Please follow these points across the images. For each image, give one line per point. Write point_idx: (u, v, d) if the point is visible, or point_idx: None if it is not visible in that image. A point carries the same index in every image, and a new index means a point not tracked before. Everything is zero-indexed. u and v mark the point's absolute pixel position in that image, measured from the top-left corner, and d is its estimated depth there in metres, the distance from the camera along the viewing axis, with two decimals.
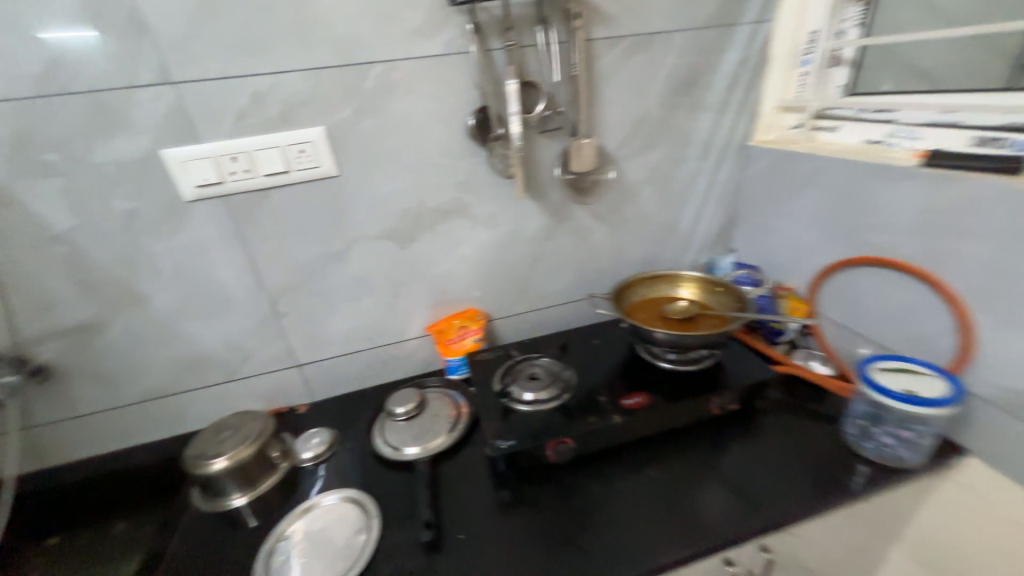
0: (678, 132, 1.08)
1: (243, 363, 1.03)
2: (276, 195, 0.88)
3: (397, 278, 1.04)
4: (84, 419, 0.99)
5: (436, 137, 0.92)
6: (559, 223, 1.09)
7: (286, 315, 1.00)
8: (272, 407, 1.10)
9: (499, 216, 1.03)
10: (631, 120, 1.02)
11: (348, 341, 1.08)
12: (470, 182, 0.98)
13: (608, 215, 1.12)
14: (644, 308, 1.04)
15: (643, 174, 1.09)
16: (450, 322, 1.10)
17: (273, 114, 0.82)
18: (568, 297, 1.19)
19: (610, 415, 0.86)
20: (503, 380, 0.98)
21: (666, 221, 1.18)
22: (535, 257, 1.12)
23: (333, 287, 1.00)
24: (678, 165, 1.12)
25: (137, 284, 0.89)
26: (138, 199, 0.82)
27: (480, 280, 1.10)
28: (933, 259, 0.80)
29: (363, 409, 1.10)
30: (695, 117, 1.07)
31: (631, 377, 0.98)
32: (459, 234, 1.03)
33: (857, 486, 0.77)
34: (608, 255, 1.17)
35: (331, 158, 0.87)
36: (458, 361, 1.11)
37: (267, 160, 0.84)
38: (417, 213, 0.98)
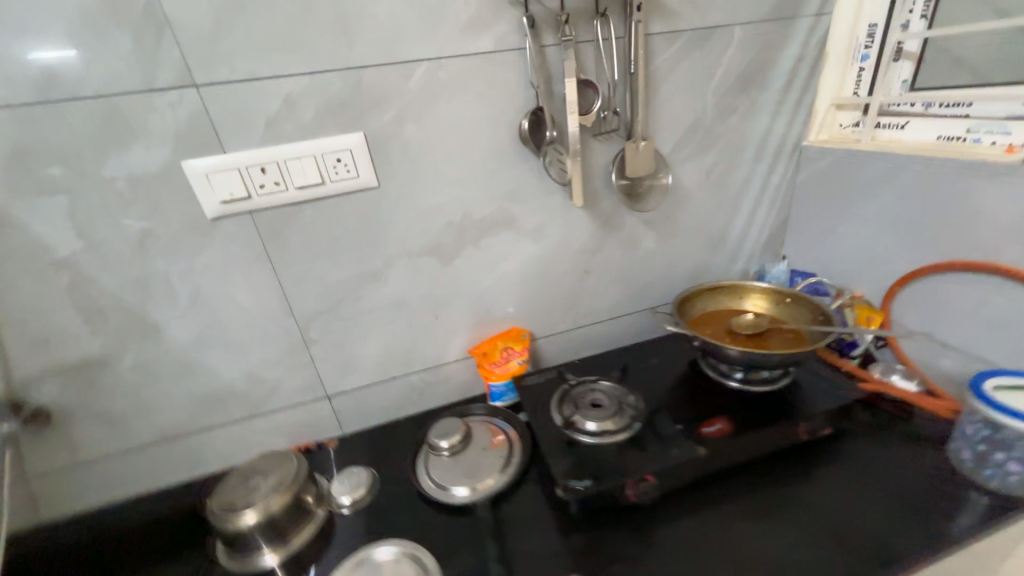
0: (734, 133, 1.01)
1: (268, 396, 0.92)
2: (311, 211, 0.79)
3: (437, 297, 0.95)
4: (86, 469, 0.86)
5: (484, 143, 0.84)
6: (609, 232, 1.01)
7: (318, 342, 0.90)
8: (298, 445, 1.00)
9: (547, 227, 0.95)
10: (687, 121, 0.95)
11: (383, 367, 0.98)
12: (518, 191, 0.90)
13: (660, 223, 1.04)
14: (706, 324, 0.96)
15: (697, 179, 1.02)
16: (494, 344, 1.01)
17: (309, 119, 0.73)
18: (615, 312, 1.11)
19: (691, 446, 0.77)
20: (561, 408, 0.89)
21: (717, 228, 1.11)
22: (582, 270, 1.04)
23: (369, 310, 0.91)
24: (732, 168, 1.04)
25: (151, 314, 0.78)
26: (155, 218, 0.72)
27: (525, 297, 1.02)
28: None
29: (401, 443, 1.00)
30: (751, 116, 1.01)
31: (701, 401, 0.89)
32: (505, 247, 0.95)
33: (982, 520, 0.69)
34: (657, 265, 1.10)
35: (370, 167, 0.79)
36: (503, 386, 1.01)
37: (300, 171, 0.75)
38: (462, 226, 0.90)
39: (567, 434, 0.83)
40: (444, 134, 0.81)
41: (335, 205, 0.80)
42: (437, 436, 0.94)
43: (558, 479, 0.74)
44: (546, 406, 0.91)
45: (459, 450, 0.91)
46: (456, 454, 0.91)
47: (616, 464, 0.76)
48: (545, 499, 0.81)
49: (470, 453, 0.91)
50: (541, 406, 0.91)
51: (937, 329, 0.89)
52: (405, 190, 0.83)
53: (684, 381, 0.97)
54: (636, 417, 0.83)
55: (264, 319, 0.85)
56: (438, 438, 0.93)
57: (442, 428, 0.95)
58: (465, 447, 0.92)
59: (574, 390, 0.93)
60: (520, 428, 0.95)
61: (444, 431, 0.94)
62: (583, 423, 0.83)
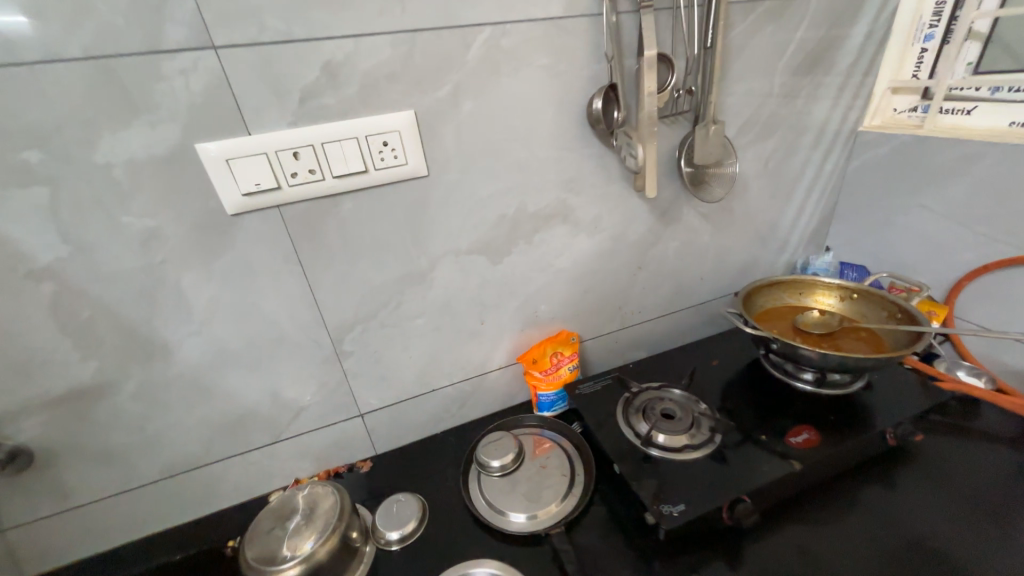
0: (796, 118, 0.94)
1: (295, 417, 0.81)
2: (351, 204, 0.67)
3: (484, 300, 0.85)
4: (81, 512, 0.73)
5: (545, 125, 0.74)
6: (666, 226, 0.93)
7: (352, 354, 0.79)
8: (327, 468, 0.89)
9: (604, 220, 0.86)
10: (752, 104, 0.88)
11: (422, 379, 0.88)
12: (577, 180, 0.81)
13: (716, 215, 0.97)
14: (771, 323, 0.91)
15: (757, 167, 0.95)
16: (543, 350, 0.92)
17: (352, 95, 0.61)
18: (664, 310, 1.04)
19: (785, 459, 0.71)
20: (629, 420, 0.82)
21: (769, 220, 1.05)
22: (635, 267, 0.95)
23: (410, 316, 0.80)
24: (791, 155, 0.98)
25: (158, 331, 0.65)
26: (162, 216, 0.59)
27: (575, 297, 0.93)
28: None
29: (443, 462, 0.90)
30: (814, 99, 0.94)
31: (774, 406, 0.84)
32: (559, 243, 0.85)
33: None
34: (709, 260, 1.03)
35: (419, 152, 0.67)
36: (552, 396, 0.93)
37: (340, 156, 0.63)
38: (515, 221, 0.80)
39: (642, 449, 0.76)
40: (503, 114, 0.71)
41: (379, 197, 0.68)
42: (484, 451, 0.84)
43: (649, 504, 0.67)
44: (611, 418, 0.83)
45: (512, 468, 0.82)
46: (509, 472, 0.82)
47: (708, 483, 0.68)
48: (620, 520, 0.74)
49: (526, 471, 0.82)
50: (605, 418, 0.83)
51: (1007, 325, 0.87)
52: (458, 180, 0.72)
53: (748, 384, 0.91)
54: (716, 428, 0.77)
55: (293, 331, 0.73)
56: (486, 453, 0.84)
57: (491, 443, 0.85)
58: (518, 465, 0.83)
59: (638, 398, 0.86)
60: (579, 442, 0.87)
61: (495, 447, 0.84)
62: (661, 436, 0.76)
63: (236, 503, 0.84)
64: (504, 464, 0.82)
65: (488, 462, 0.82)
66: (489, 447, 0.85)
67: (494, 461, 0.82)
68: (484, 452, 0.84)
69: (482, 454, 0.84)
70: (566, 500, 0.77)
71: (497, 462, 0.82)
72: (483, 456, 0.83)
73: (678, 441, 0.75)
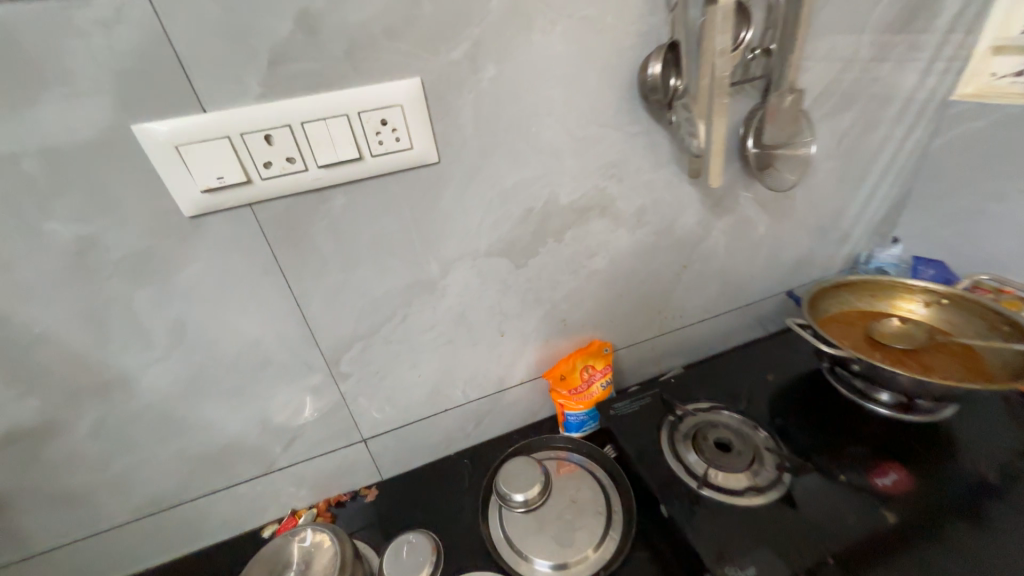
0: (880, 85, 0.78)
1: (287, 446, 0.70)
2: (343, 200, 0.54)
3: (506, 309, 0.72)
4: (45, 559, 0.64)
5: (584, 97, 0.59)
6: (719, 217, 0.78)
7: (351, 375, 0.67)
8: (327, 497, 0.78)
9: (648, 213, 0.72)
10: (831, 68, 0.72)
11: (434, 398, 0.76)
12: (619, 165, 0.66)
13: (775, 203, 0.82)
14: (840, 333, 0.78)
15: (829, 145, 0.80)
16: (573, 364, 0.79)
17: (339, 57, 0.47)
18: (707, 313, 0.91)
19: (874, 511, 0.59)
20: (676, 450, 0.69)
21: (835, 209, 0.90)
22: (680, 265, 0.81)
23: (419, 330, 0.68)
24: (869, 131, 0.82)
25: (112, 360, 0.53)
26: (99, 221, 0.46)
27: (610, 302, 0.80)
28: None
29: (458, 490, 0.79)
30: (904, 62, 0.77)
31: (847, 432, 0.71)
32: (594, 242, 0.71)
33: None
34: (763, 255, 0.89)
35: (426, 133, 0.53)
36: (580, 418, 0.81)
37: (326, 140, 0.49)
38: (544, 216, 0.66)
39: (695, 489, 0.64)
40: (533, 83, 0.56)
41: (378, 191, 0.55)
42: (504, 481, 0.73)
43: (711, 566, 0.56)
44: (655, 447, 0.71)
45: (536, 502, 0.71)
46: (534, 507, 0.71)
47: (783, 539, 0.57)
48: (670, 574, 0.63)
49: (553, 506, 0.71)
50: (647, 447, 0.72)
51: None
52: (476, 167, 0.58)
53: (809, 402, 0.77)
54: (784, 465, 0.65)
55: (279, 354, 0.61)
56: (507, 484, 0.72)
57: (512, 471, 0.74)
58: (544, 498, 0.72)
59: (685, 423, 0.73)
60: (613, 471, 0.76)
61: (518, 477, 0.73)
62: (717, 475, 0.64)
63: (225, 539, 0.74)
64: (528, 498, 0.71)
65: (510, 495, 0.71)
66: (510, 476, 0.73)
67: (516, 494, 0.71)
68: (505, 481, 0.73)
69: (502, 486, 0.72)
70: (602, 544, 0.66)
71: (520, 495, 0.71)
72: (504, 487, 0.72)
73: (739, 481, 0.63)
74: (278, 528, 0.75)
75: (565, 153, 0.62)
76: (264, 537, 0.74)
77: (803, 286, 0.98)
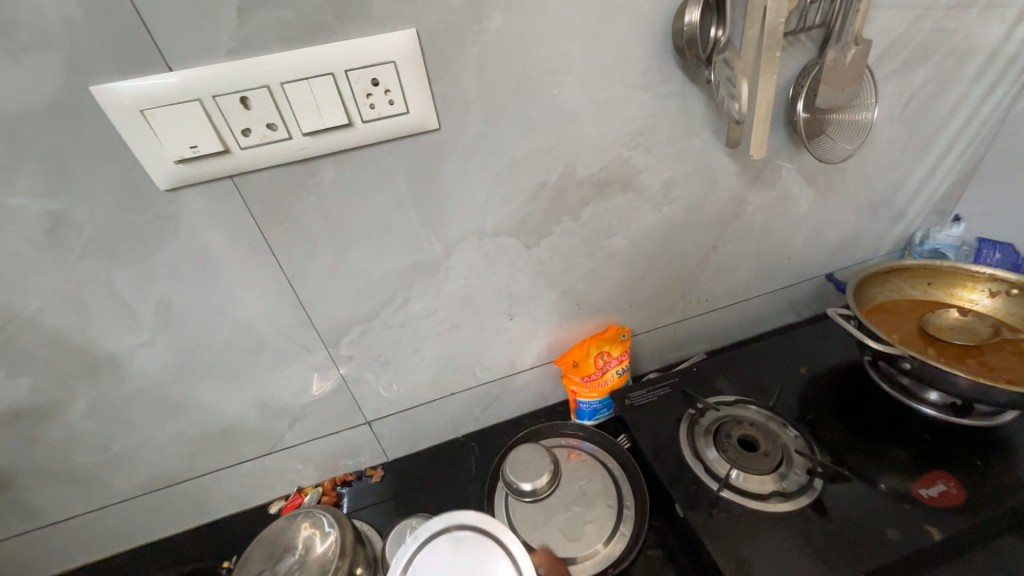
0: (961, 35, 0.66)
1: (289, 428, 0.68)
2: (333, 172, 0.48)
3: (515, 292, 0.67)
4: (60, 527, 0.65)
5: (606, 51, 0.51)
6: (756, 192, 0.70)
7: (352, 359, 0.64)
8: (333, 476, 0.78)
9: (675, 187, 0.65)
10: (904, 14, 0.61)
11: (439, 383, 0.73)
12: (644, 133, 0.58)
13: (822, 177, 0.73)
14: (886, 324, 0.70)
15: (891, 109, 0.69)
16: (585, 351, 0.75)
17: (318, 4, 0.40)
18: (736, 298, 0.84)
19: (918, 525, 0.55)
20: (695, 447, 0.65)
21: (889, 183, 0.80)
22: (709, 246, 0.74)
23: (421, 313, 0.63)
24: (941, 92, 0.70)
25: (101, 340, 0.51)
26: (69, 195, 0.42)
27: (628, 285, 0.74)
28: None
29: (464, 475, 0.77)
30: (994, 6, 0.65)
31: (886, 435, 0.66)
32: (613, 219, 0.65)
33: None
34: (802, 235, 0.80)
35: (424, 94, 0.47)
36: (592, 406, 0.77)
37: (310, 104, 0.43)
38: (558, 190, 0.59)
39: (715, 490, 0.59)
40: (546, 35, 0.48)
41: (371, 162, 0.49)
42: (511, 467, 0.70)
43: None
44: (672, 442, 0.66)
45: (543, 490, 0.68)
46: (540, 497, 0.68)
47: (810, 552, 0.53)
48: None
49: (561, 496, 0.68)
50: (664, 441, 0.67)
51: None
52: (481, 135, 0.52)
53: (846, 400, 0.72)
54: (816, 469, 0.60)
55: (274, 336, 0.58)
56: (513, 470, 0.69)
57: (519, 458, 0.70)
58: (551, 488, 0.68)
59: (708, 417, 0.68)
60: (626, 463, 0.72)
61: (525, 464, 0.69)
62: (740, 477, 0.60)
63: (234, 513, 0.74)
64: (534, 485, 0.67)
65: (516, 482, 0.68)
66: (517, 462, 0.70)
67: (523, 482, 0.68)
68: (511, 468, 0.70)
69: (508, 473, 0.69)
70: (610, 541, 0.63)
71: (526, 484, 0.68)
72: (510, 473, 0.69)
73: (764, 485, 0.59)
74: (285, 505, 0.74)
75: (583, 119, 0.55)
76: (270, 513, 0.74)
77: (846, 269, 0.89)
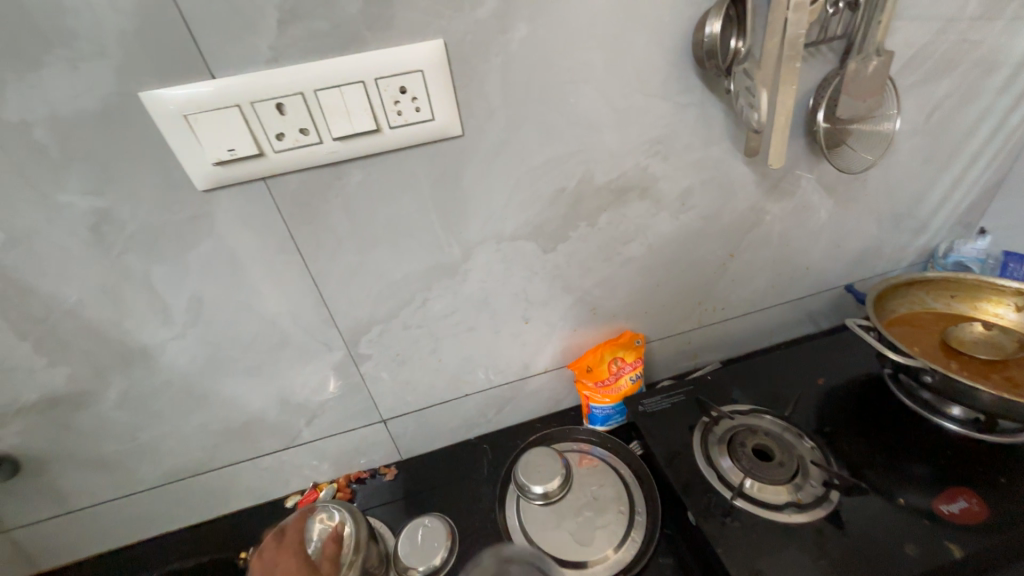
0: (987, 46, 0.65)
1: (308, 423, 0.70)
2: (359, 176, 0.50)
3: (531, 296, 0.68)
4: (88, 513, 0.68)
5: (626, 62, 0.52)
6: (774, 202, 0.70)
7: (370, 357, 0.66)
8: (348, 473, 0.79)
9: (692, 195, 0.65)
10: (928, 25, 0.61)
11: (453, 384, 0.74)
12: (663, 141, 0.59)
13: (842, 187, 0.73)
14: (907, 337, 0.69)
15: (914, 120, 0.69)
16: (599, 356, 0.75)
17: (352, 16, 0.42)
18: (752, 307, 0.83)
19: (938, 542, 0.54)
20: (709, 455, 0.64)
21: (912, 194, 0.79)
22: (726, 254, 0.74)
23: (438, 315, 0.65)
24: (966, 103, 0.70)
25: (135, 333, 0.54)
26: (114, 194, 0.45)
27: (644, 292, 0.74)
28: None
29: (476, 476, 0.78)
30: (1022, 18, 0.64)
31: (906, 450, 0.65)
32: (630, 226, 0.65)
33: None
34: (821, 246, 0.79)
35: (449, 103, 0.48)
36: (605, 412, 0.77)
37: (341, 110, 0.45)
38: (576, 196, 0.60)
39: (728, 499, 0.59)
40: (568, 45, 0.50)
41: (396, 167, 0.51)
42: (523, 469, 0.70)
43: None
44: (686, 450, 0.66)
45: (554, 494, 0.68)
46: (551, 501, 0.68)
47: (825, 565, 0.52)
48: None
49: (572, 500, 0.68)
50: (677, 449, 0.67)
51: None
52: (502, 141, 0.53)
53: (865, 413, 0.71)
54: (833, 482, 0.59)
55: (297, 333, 0.60)
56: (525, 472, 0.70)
57: (532, 460, 0.71)
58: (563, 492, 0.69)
59: (722, 426, 0.68)
60: (638, 470, 0.72)
61: (537, 467, 0.70)
62: (755, 486, 0.59)
63: (251, 506, 0.76)
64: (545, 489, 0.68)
65: (528, 485, 0.69)
66: (529, 465, 0.71)
67: (535, 486, 0.68)
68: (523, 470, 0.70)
69: (520, 475, 0.70)
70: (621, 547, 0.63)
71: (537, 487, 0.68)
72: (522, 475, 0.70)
73: (778, 495, 0.58)
74: (301, 499, 0.76)
75: (602, 127, 0.56)
76: (287, 507, 0.76)
77: (866, 281, 0.88)
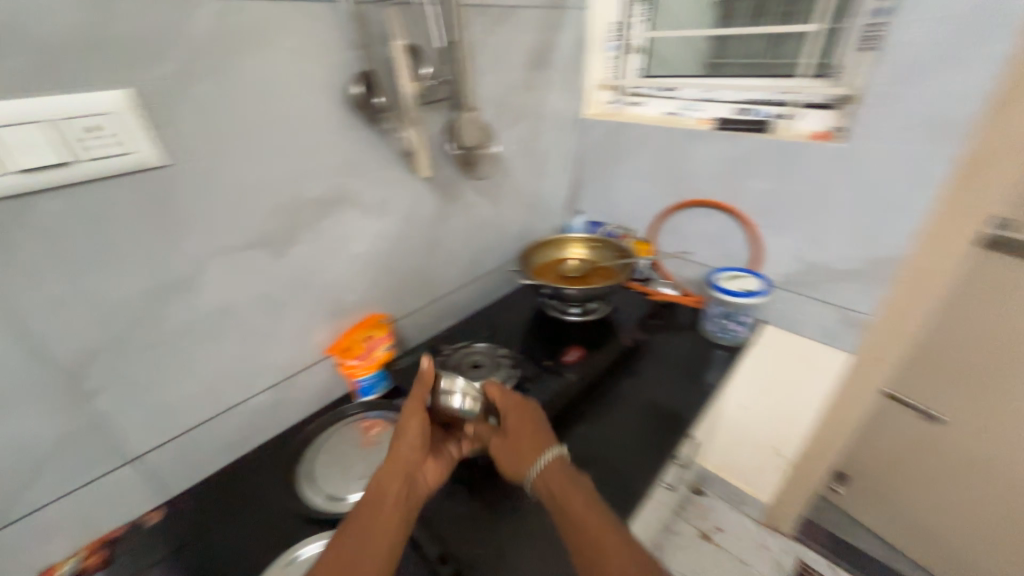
0: (536, 106, 1.16)
1: (23, 492, 0.62)
2: (56, 205, 0.54)
3: (277, 297, 0.80)
4: None
5: (307, 109, 0.73)
6: (450, 202, 1.04)
7: (104, 390, 0.65)
8: (97, 537, 0.72)
9: (390, 201, 0.91)
10: (500, 92, 1.04)
11: (215, 398, 0.78)
12: (353, 164, 0.82)
13: (491, 189, 1.13)
14: (545, 275, 1.12)
15: (514, 147, 1.14)
16: (354, 337, 0.93)
17: (20, 66, 0.49)
18: (464, 280, 1.17)
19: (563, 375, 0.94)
20: (443, 377, 0.92)
21: (534, 192, 1.27)
22: (430, 242, 1.04)
23: (184, 330, 0.70)
24: (538, 137, 1.20)
25: None
26: None
27: (377, 280, 0.96)
28: (722, 194, 1.12)
29: (261, 478, 0.83)
30: (545, 90, 1.17)
31: (554, 337, 1.07)
32: (347, 228, 0.86)
33: (718, 363, 1.06)
34: (494, 230, 1.19)
35: (148, 138, 0.58)
36: (370, 381, 0.95)
37: (19, 145, 0.50)
38: (293, 209, 0.77)
39: None
40: (254, 96, 0.67)
41: (101, 196, 0.57)
42: (462, 397, 0.72)
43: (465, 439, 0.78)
44: None
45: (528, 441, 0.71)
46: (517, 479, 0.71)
47: None
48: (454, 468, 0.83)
49: (564, 467, 0.68)
50: None
51: (683, 250, 1.26)
52: (210, 169, 0.66)
53: (534, 326, 1.12)
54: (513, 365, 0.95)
55: None
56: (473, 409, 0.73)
57: (496, 387, 0.76)
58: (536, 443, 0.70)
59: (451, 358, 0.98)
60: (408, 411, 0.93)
61: (502, 402, 0.75)
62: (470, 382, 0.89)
63: None
64: (497, 435, 0.75)
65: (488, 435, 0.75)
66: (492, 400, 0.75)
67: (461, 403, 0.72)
68: (467, 398, 0.72)
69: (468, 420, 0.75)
70: (609, 521, 0.60)
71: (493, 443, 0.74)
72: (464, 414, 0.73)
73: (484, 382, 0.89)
74: None
75: (301, 155, 0.75)
76: None
77: None
